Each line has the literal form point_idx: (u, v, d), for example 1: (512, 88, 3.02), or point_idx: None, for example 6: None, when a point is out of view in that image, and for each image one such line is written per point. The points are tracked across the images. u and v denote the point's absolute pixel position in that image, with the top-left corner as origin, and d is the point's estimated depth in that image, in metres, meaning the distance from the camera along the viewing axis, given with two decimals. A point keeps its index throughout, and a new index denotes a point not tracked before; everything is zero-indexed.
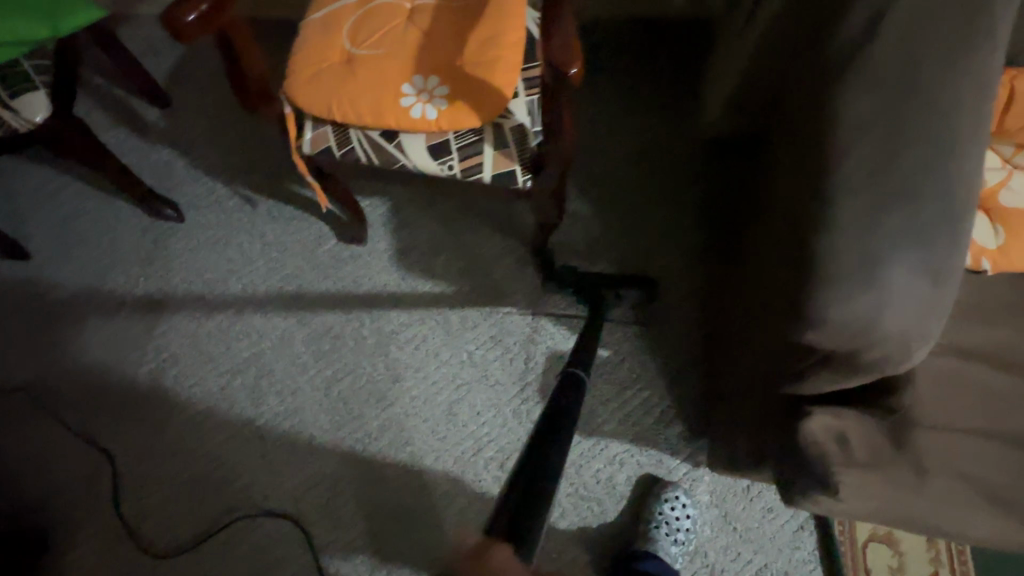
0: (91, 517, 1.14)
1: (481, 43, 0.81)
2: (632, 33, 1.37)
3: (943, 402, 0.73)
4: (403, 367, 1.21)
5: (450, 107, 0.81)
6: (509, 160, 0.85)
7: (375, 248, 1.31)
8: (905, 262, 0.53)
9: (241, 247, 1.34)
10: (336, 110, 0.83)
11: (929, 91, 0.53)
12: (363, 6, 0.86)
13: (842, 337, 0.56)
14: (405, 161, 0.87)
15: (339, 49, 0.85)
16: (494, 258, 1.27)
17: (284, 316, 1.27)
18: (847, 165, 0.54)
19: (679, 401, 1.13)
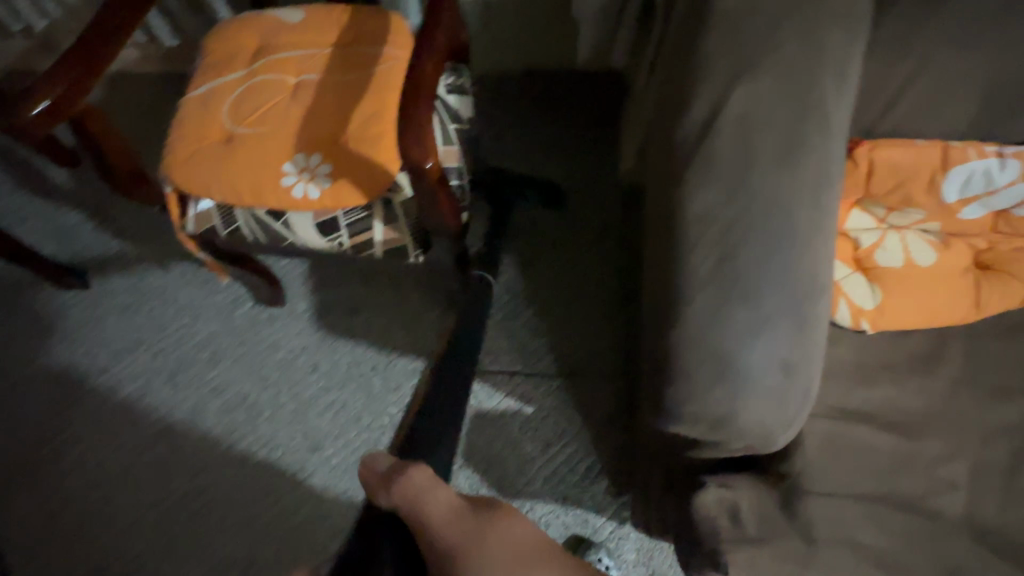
0: None
1: (363, 119, 0.80)
2: (547, 82, 1.38)
3: (832, 466, 0.73)
4: (321, 435, 1.17)
5: (333, 186, 0.79)
6: (399, 235, 0.83)
7: (294, 308, 1.27)
8: (756, 356, 0.53)
9: (151, 313, 1.29)
10: (215, 191, 0.81)
11: (764, 186, 0.53)
12: (244, 82, 0.85)
13: (701, 429, 0.55)
14: (293, 238, 0.85)
15: (219, 128, 0.83)
16: (416, 312, 1.24)
17: (196, 388, 1.22)
18: (695, 258, 0.53)
19: (603, 455, 1.12)
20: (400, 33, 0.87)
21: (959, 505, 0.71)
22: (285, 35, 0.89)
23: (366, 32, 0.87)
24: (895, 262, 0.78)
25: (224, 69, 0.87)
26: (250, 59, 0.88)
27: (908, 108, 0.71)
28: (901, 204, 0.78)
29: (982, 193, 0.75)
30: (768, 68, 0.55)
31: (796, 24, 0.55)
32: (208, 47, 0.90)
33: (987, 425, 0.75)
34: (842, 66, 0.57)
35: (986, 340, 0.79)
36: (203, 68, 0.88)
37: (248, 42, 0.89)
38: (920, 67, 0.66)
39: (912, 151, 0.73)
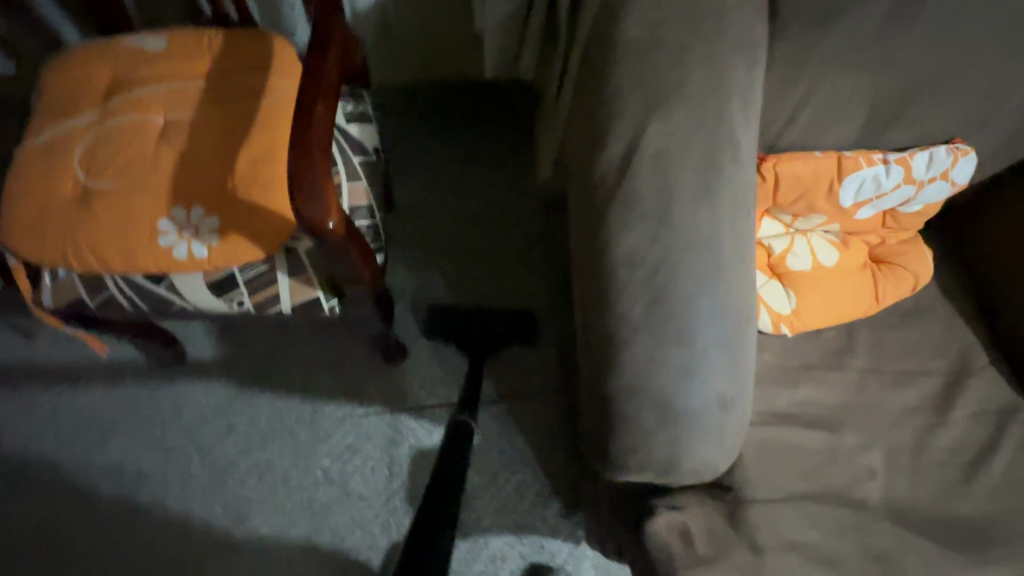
0: None
1: (251, 161, 0.70)
2: (457, 95, 1.33)
3: (770, 470, 0.76)
4: (246, 503, 1.06)
5: (222, 241, 0.69)
6: (309, 286, 0.75)
7: (198, 364, 1.13)
8: (693, 394, 0.53)
9: (18, 391, 1.10)
10: (75, 258, 0.68)
11: (686, 222, 0.53)
12: (98, 125, 0.73)
13: (649, 473, 0.56)
14: (182, 301, 0.74)
15: (71, 182, 0.70)
16: (341, 351, 1.15)
17: (83, 473, 1.06)
18: (626, 305, 0.53)
19: (552, 476, 1.10)
20: (285, 57, 0.77)
21: (880, 490, 0.76)
22: (145, 66, 0.77)
23: (244, 58, 0.77)
24: (805, 266, 0.82)
25: (70, 111, 0.74)
26: (103, 96, 0.75)
27: (807, 121, 0.74)
28: (805, 211, 0.81)
29: (873, 196, 0.80)
30: (677, 102, 0.54)
31: (702, 54, 0.55)
32: (48, 85, 0.76)
33: (895, 410, 0.81)
34: (747, 90, 0.57)
35: (886, 329, 0.86)
36: (43, 111, 0.75)
37: (98, 76, 0.77)
38: (814, 83, 0.69)
39: (811, 163, 0.76)
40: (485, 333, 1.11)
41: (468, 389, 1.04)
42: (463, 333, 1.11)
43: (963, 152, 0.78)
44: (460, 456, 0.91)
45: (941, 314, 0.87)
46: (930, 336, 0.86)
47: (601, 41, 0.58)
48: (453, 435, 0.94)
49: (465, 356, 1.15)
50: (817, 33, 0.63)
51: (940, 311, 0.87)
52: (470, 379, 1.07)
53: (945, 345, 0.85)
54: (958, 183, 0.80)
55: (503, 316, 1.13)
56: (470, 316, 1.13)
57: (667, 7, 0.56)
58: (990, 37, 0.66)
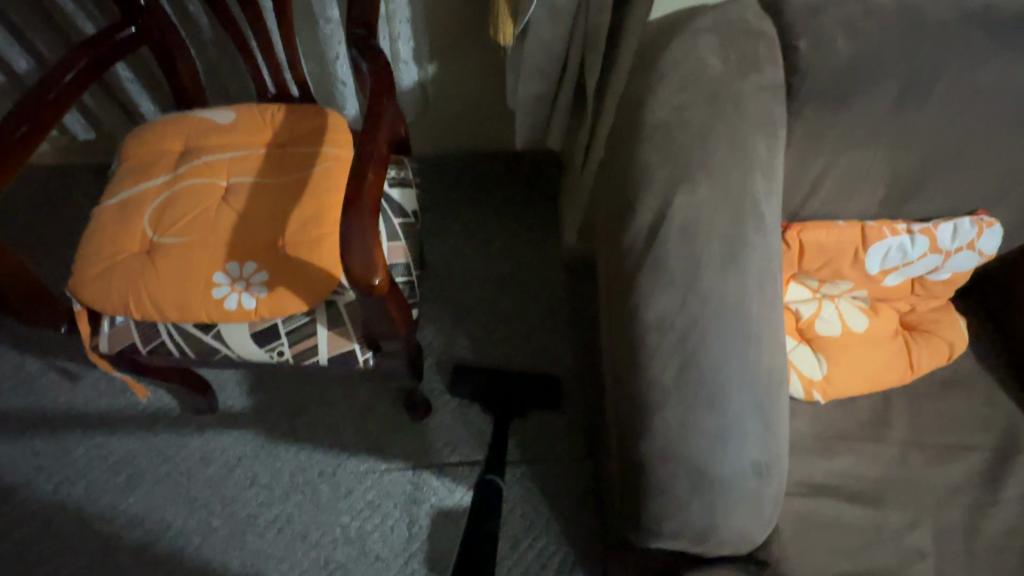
0: None
1: (302, 222, 0.76)
2: (489, 162, 1.42)
3: (809, 546, 0.72)
4: (264, 559, 1.04)
5: (270, 295, 0.74)
6: (346, 339, 0.78)
7: (228, 413, 1.15)
8: (726, 459, 0.52)
9: (56, 434, 1.13)
10: (134, 307, 0.73)
11: (715, 288, 0.55)
12: (169, 188, 0.80)
13: (683, 542, 0.54)
14: (227, 350, 0.78)
15: (140, 238, 0.77)
16: (368, 405, 1.16)
17: (107, 520, 1.06)
18: (657, 367, 0.54)
19: (577, 545, 1.06)
20: (338, 130, 0.85)
21: (931, 573, 0.71)
22: (214, 136, 0.85)
23: (301, 131, 0.86)
24: (834, 331, 0.82)
25: (145, 175, 0.82)
26: (175, 162, 0.83)
27: (828, 193, 0.77)
28: (832, 277, 0.82)
29: (899, 264, 0.81)
30: (703, 176, 0.58)
31: (725, 133, 0.60)
32: (128, 151, 0.85)
33: (941, 487, 0.77)
34: (769, 165, 0.61)
35: (924, 400, 0.84)
36: (121, 175, 0.83)
37: (172, 145, 0.85)
38: (834, 158, 0.72)
39: (835, 231, 0.78)
40: (512, 392, 1.11)
41: (494, 448, 1.03)
42: (489, 391, 1.12)
43: (988, 224, 0.79)
44: (489, 519, 0.89)
45: (982, 386, 0.85)
46: (972, 408, 0.83)
47: (630, 121, 0.63)
48: (479, 498, 0.92)
49: (489, 415, 1.15)
50: (834, 115, 0.68)
51: (979, 382, 0.85)
52: (495, 438, 1.06)
53: (989, 418, 0.82)
54: (985, 253, 0.81)
55: (529, 376, 1.14)
56: (496, 374, 1.14)
57: (692, 92, 0.61)
58: (1002, 119, 0.70)
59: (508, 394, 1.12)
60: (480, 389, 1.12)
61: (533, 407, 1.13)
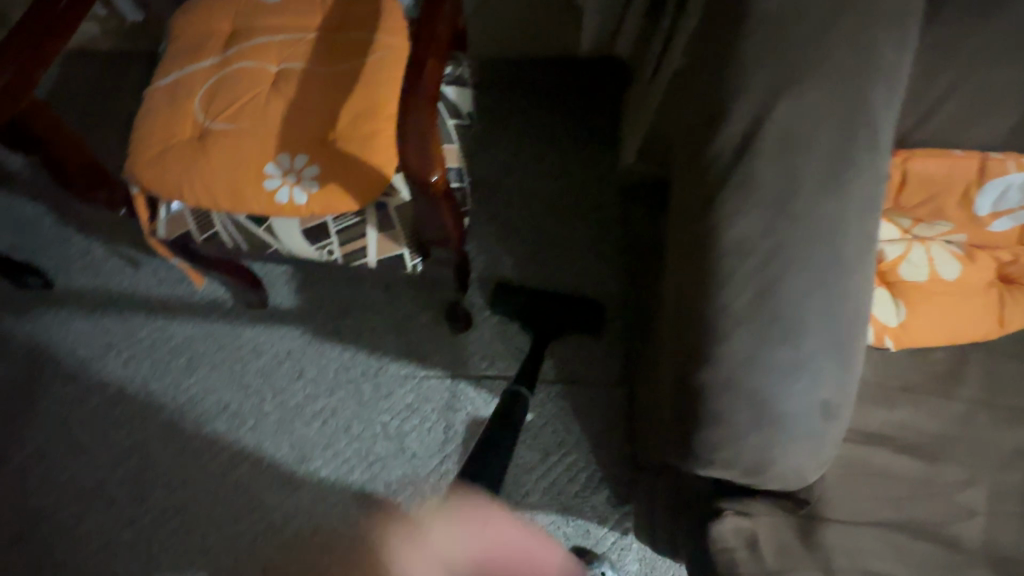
0: None
1: (354, 115, 0.72)
2: (548, 68, 1.31)
3: (853, 491, 0.70)
4: (310, 445, 1.11)
5: (321, 190, 0.72)
6: (394, 243, 0.76)
7: (277, 309, 1.19)
8: (795, 395, 0.49)
9: (122, 316, 1.20)
10: (188, 193, 0.73)
11: (808, 210, 0.49)
12: (219, 70, 0.77)
13: (733, 473, 0.52)
14: (279, 245, 0.78)
15: (191, 122, 0.75)
16: (409, 314, 1.18)
17: (171, 397, 1.15)
18: (731, 293, 0.50)
19: (605, 464, 1.08)
20: (392, 15, 0.78)
21: (980, 531, 0.69)
22: (263, 15, 0.80)
23: (354, 15, 0.79)
24: (920, 277, 0.74)
25: (195, 56, 0.78)
26: (224, 43, 0.79)
27: (949, 117, 0.66)
28: (931, 216, 0.73)
29: (1016, 206, 0.71)
30: (814, 80, 0.50)
31: (849, 28, 0.50)
32: (176, 29, 0.81)
33: (1006, 449, 0.73)
34: (894, 73, 0.52)
35: (1004, 359, 0.77)
36: (170, 54, 0.79)
37: (221, 24, 0.80)
38: (968, 73, 0.61)
39: (949, 161, 0.69)
40: (554, 312, 1.09)
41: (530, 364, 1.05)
42: (531, 312, 1.10)
43: None
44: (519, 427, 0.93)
45: None
46: None
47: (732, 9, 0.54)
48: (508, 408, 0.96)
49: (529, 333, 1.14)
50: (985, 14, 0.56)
51: None
52: (532, 354, 1.07)
53: None
54: None
55: (572, 300, 1.11)
56: (539, 294, 1.12)
57: None
58: None
59: (550, 316, 1.10)
60: (521, 307, 1.11)
61: (573, 330, 1.11)
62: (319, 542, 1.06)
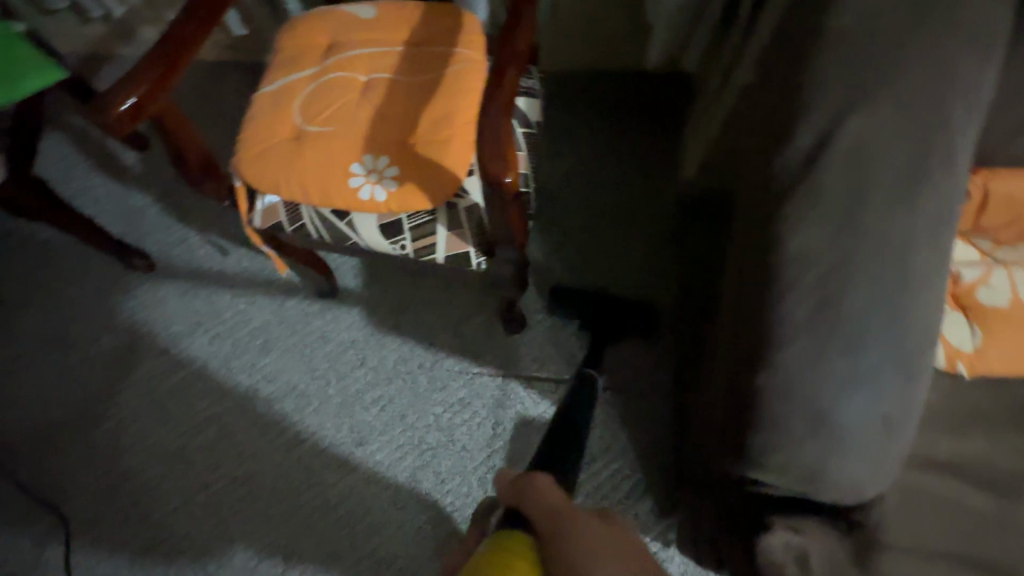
0: None
1: (433, 122, 0.79)
2: (612, 82, 1.35)
3: (917, 520, 0.67)
4: (367, 430, 1.18)
5: (400, 189, 0.78)
6: (462, 241, 0.82)
7: (345, 301, 1.28)
8: (853, 406, 0.50)
9: (210, 298, 1.33)
10: (283, 187, 0.81)
11: (876, 223, 0.50)
12: (316, 79, 0.85)
13: (786, 480, 0.52)
14: (357, 238, 0.84)
15: (290, 125, 0.83)
16: (466, 313, 1.23)
17: (247, 375, 1.26)
18: (791, 301, 0.50)
19: (650, 474, 1.08)
20: (472, 32, 0.85)
21: None
22: (357, 31, 0.88)
23: (437, 31, 0.86)
24: (1000, 301, 0.71)
25: (296, 66, 0.87)
26: (322, 56, 0.87)
27: None
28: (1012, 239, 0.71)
29: None
30: (888, 96, 0.50)
31: (927, 44, 0.50)
32: (281, 42, 0.90)
33: None
34: (974, 92, 0.51)
35: None
36: (275, 65, 0.88)
37: (319, 38, 0.89)
38: None
39: None
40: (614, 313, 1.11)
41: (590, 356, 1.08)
42: (586, 314, 1.13)
43: None
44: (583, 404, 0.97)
45: None
46: None
47: (806, 26, 0.55)
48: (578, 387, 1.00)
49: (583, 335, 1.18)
50: None
51: None
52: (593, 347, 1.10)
53: None
54: None
55: (627, 304, 1.12)
56: (597, 294, 1.14)
57: None
58: None
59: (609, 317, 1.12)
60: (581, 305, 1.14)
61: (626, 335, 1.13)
62: (370, 522, 1.12)
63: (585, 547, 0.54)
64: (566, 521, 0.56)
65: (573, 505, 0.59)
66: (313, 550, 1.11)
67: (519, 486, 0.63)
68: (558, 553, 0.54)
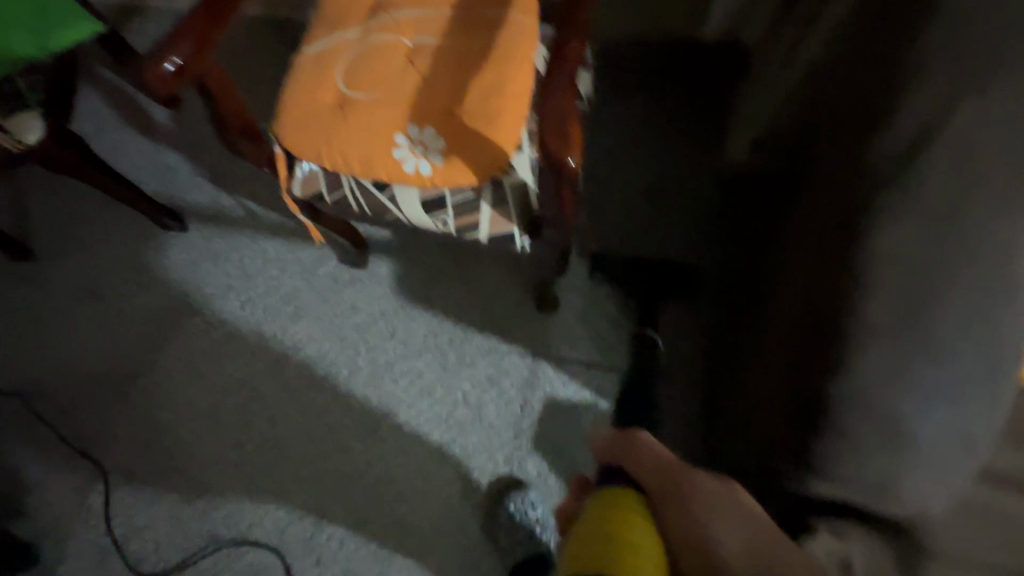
0: (77, 534, 1.18)
1: (481, 92, 0.75)
2: (661, 53, 1.28)
3: None
4: (396, 401, 1.19)
5: (445, 163, 0.75)
6: (506, 221, 0.79)
7: (375, 272, 1.27)
8: (930, 420, 0.47)
9: (242, 262, 1.33)
10: (325, 157, 0.78)
11: (970, 228, 0.47)
12: (360, 42, 0.81)
13: (850, 491, 0.51)
14: (398, 213, 0.81)
15: (332, 91, 0.80)
16: (498, 289, 1.21)
17: (278, 341, 1.26)
18: (871, 305, 0.49)
19: None
20: None
21: None
22: None
23: None
24: None
25: (339, 26, 0.82)
26: (365, 16, 0.83)
27: None
28: None
29: None
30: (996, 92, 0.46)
31: None
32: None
33: None
34: None
35: None
36: (316, 25, 0.84)
37: None
38: None
39: None
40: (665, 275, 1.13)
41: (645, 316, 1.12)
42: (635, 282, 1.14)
43: None
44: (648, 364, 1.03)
45: None
46: None
47: None
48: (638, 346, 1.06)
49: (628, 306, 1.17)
50: None
51: None
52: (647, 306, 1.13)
53: None
54: None
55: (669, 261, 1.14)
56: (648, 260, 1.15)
57: None
58: None
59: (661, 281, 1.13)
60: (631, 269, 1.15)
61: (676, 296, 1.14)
62: (398, 491, 1.14)
63: (702, 506, 0.55)
64: (680, 484, 0.57)
65: (681, 463, 0.59)
66: (341, 514, 1.14)
67: (621, 446, 0.61)
68: (673, 512, 0.55)
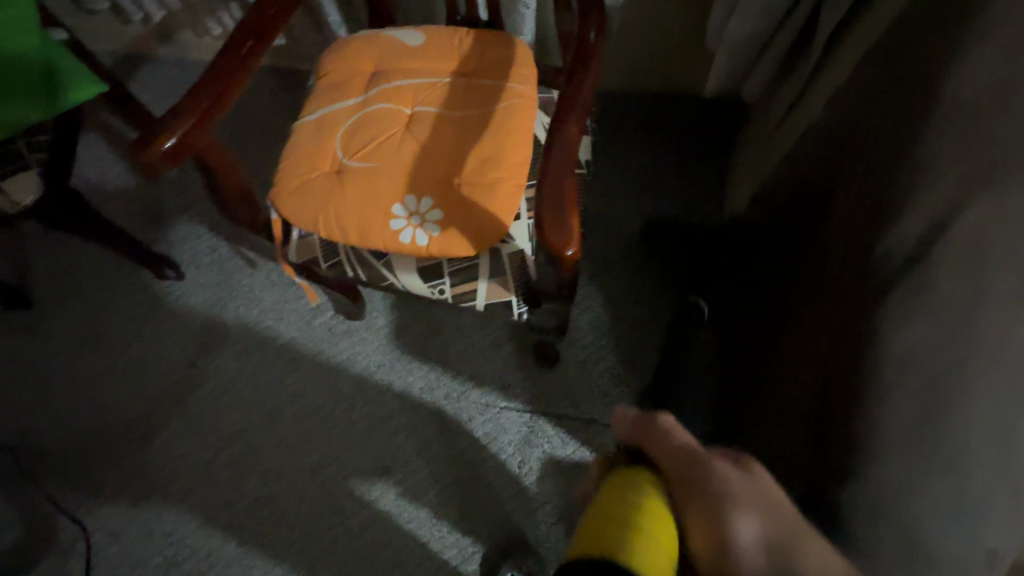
0: None
1: (480, 163, 0.75)
2: (661, 107, 1.29)
3: None
4: (392, 458, 1.16)
5: (443, 234, 0.74)
6: (504, 290, 0.77)
7: (373, 323, 1.25)
8: (955, 539, 0.43)
9: (238, 312, 1.31)
10: (321, 225, 0.77)
11: (987, 336, 0.46)
12: (360, 110, 0.81)
13: None
14: (394, 280, 0.81)
15: (331, 158, 0.79)
16: (497, 342, 1.20)
17: (273, 393, 1.24)
18: (887, 409, 0.48)
19: None
20: (524, 65, 0.80)
21: None
22: (403, 59, 0.84)
23: (488, 62, 0.82)
24: None
25: (340, 95, 0.83)
26: (365, 84, 0.83)
27: None
28: None
29: None
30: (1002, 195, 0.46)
31: None
32: (326, 64, 0.86)
33: None
34: None
35: None
36: (317, 92, 0.84)
37: (363, 65, 0.85)
38: None
39: None
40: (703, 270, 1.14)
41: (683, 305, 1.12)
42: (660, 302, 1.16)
43: None
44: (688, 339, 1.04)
45: None
46: None
47: None
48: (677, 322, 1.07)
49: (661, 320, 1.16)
50: None
51: None
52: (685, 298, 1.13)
53: None
54: None
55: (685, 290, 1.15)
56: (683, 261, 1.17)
57: None
58: None
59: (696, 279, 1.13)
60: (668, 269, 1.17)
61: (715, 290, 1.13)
62: (393, 554, 1.09)
63: (722, 489, 0.53)
64: (701, 468, 0.55)
65: (702, 448, 0.57)
66: None
67: (646, 429, 0.60)
68: (692, 502, 0.53)
